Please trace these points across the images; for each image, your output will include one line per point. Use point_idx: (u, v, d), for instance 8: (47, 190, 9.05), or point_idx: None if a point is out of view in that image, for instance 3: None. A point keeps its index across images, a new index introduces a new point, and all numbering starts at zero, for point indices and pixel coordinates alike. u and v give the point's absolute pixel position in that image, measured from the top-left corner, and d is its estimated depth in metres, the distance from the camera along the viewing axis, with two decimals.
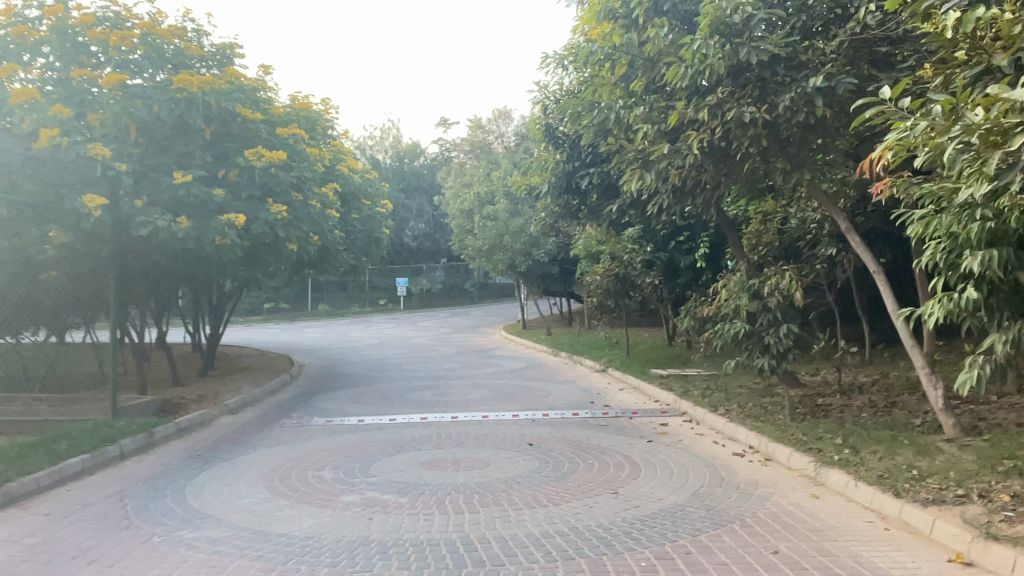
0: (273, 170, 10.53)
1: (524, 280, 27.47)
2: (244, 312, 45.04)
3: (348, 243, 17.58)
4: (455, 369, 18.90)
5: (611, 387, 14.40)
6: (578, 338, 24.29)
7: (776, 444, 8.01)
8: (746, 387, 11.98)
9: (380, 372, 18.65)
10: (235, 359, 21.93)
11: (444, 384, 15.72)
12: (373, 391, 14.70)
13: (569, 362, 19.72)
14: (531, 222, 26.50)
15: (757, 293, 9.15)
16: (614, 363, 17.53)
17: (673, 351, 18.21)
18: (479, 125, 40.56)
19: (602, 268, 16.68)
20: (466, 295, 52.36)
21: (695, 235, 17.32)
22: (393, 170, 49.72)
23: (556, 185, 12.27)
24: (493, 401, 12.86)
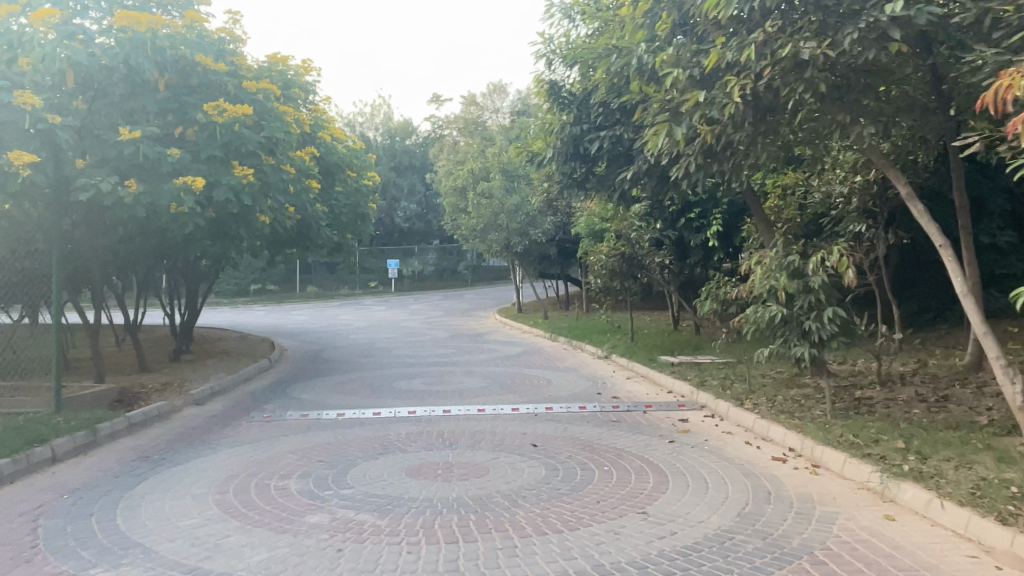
0: (239, 128, 9.17)
1: (520, 261, 26.20)
2: (230, 293, 43.69)
3: (332, 219, 16.25)
4: (447, 355, 17.68)
5: (618, 376, 13.20)
6: (576, 322, 23.13)
7: (825, 447, 6.83)
8: (771, 377, 10.79)
9: (367, 357, 17.40)
10: (214, 343, 20.68)
11: (435, 371, 14.53)
12: (358, 378, 13.48)
13: (569, 348, 18.52)
14: (528, 200, 25.19)
15: (799, 271, 7.91)
16: (617, 349, 16.35)
17: (680, 336, 17.05)
18: (473, 101, 39.03)
19: (607, 246, 15.46)
20: (459, 277, 51.06)
21: (707, 212, 16.09)
22: (384, 148, 48.18)
23: (561, 151, 10.98)
24: (490, 391, 11.64)
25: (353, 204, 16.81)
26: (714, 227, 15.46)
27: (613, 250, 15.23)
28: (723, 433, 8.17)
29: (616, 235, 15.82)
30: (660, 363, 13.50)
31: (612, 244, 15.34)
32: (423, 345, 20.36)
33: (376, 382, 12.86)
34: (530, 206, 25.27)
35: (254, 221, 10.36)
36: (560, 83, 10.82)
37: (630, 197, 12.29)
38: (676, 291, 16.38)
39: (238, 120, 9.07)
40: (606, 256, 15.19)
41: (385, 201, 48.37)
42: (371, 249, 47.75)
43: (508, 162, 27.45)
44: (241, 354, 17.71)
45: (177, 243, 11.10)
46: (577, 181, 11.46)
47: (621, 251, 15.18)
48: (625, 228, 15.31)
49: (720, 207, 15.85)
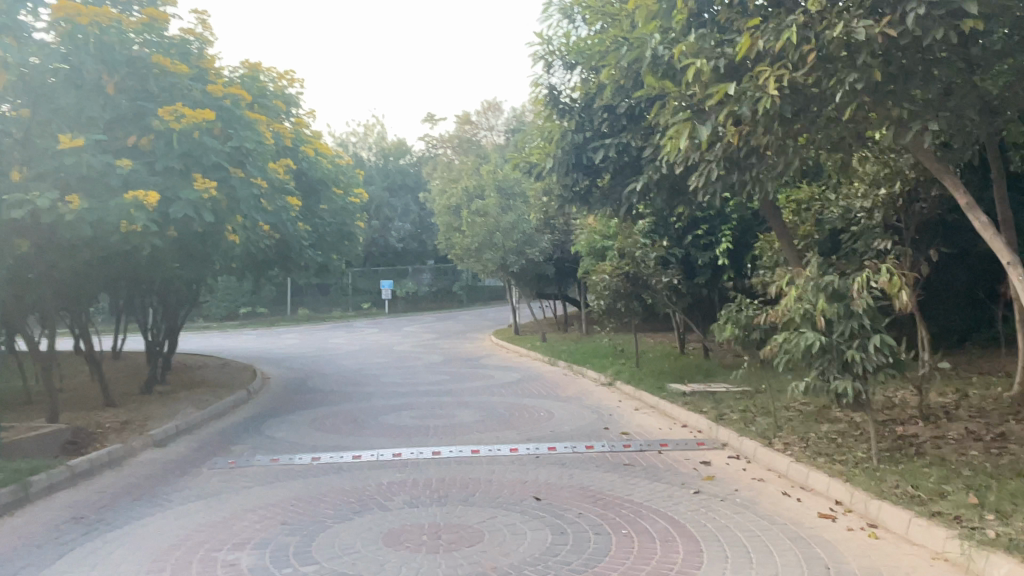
0: (200, 135, 8.20)
1: (517, 282, 25.19)
2: (220, 317, 42.57)
3: (315, 238, 15.23)
4: (440, 383, 16.61)
5: (625, 407, 12.14)
6: (576, 345, 22.08)
7: (881, 503, 5.79)
8: (798, 410, 9.74)
9: (354, 386, 16.31)
10: (195, 371, 19.60)
11: (426, 402, 13.46)
12: (342, 411, 12.40)
13: (570, 374, 17.46)
14: (525, 218, 24.24)
15: (839, 294, 6.93)
16: (622, 375, 15.31)
17: (689, 361, 16.00)
18: (468, 119, 38.22)
19: (610, 266, 14.37)
20: (454, 298, 49.98)
21: (716, 228, 15.15)
22: (378, 167, 47.33)
23: (562, 162, 10.02)
24: (486, 426, 10.56)
25: (339, 222, 15.80)
26: (723, 244, 14.51)
27: (616, 269, 14.24)
28: (754, 480, 7.12)
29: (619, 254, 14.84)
30: (671, 391, 12.46)
31: (615, 263, 14.36)
32: (415, 371, 19.30)
33: (361, 415, 11.79)
34: (526, 224, 24.31)
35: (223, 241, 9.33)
36: (559, 88, 9.89)
37: (638, 212, 11.32)
38: (683, 312, 15.38)
39: (198, 126, 8.12)
40: (609, 275, 14.21)
41: (378, 221, 47.41)
42: (364, 270, 46.71)
43: (504, 179, 26.53)
44: (221, 383, 16.63)
45: (140, 265, 10.08)
46: (580, 195, 10.49)
47: (625, 270, 14.19)
48: (629, 246, 14.34)
49: (729, 222, 14.93)
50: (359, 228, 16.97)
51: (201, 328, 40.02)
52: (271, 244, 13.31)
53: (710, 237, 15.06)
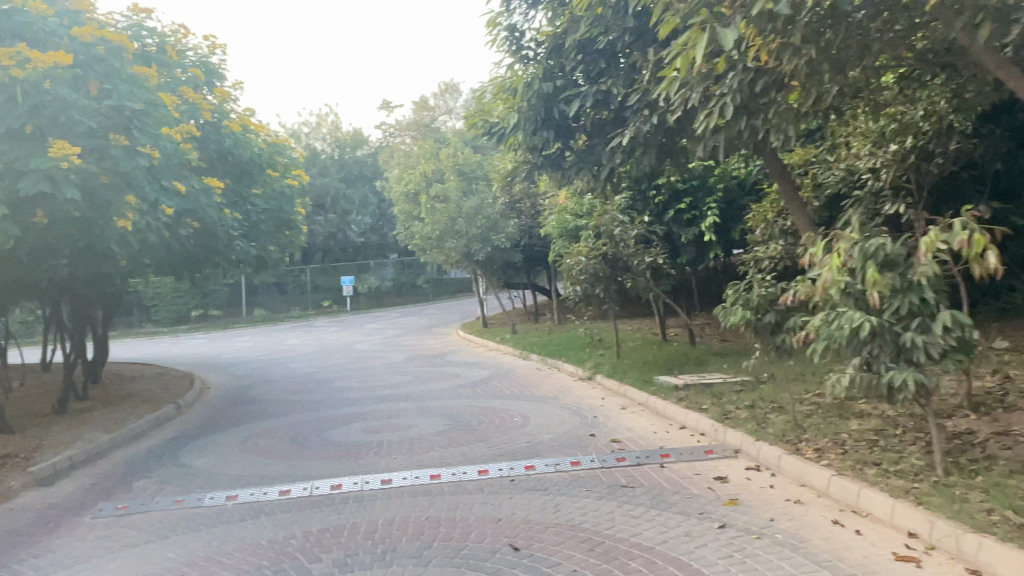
0: (52, 85, 6.47)
1: (482, 271, 23.47)
2: (170, 322, 40.15)
3: (247, 227, 13.33)
4: (401, 384, 14.89)
5: (611, 406, 10.57)
6: (549, 337, 20.50)
7: (980, 537, 4.32)
8: (817, 406, 8.30)
9: (303, 394, 14.46)
10: (128, 383, 17.58)
11: (382, 409, 11.75)
12: (283, 427, 10.59)
13: (545, 368, 15.82)
14: (488, 202, 22.49)
15: (892, 262, 5.43)
16: (602, 368, 13.74)
17: (674, 349, 14.50)
18: (425, 104, 36.14)
19: (585, 247, 12.74)
20: (419, 292, 48.04)
21: (700, 201, 13.61)
22: (332, 158, 44.99)
23: (529, 116, 8.43)
24: (450, 438, 8.89)
25: (275, 208, 13.90)
26: (710, 218, 13.00)
27: (592, 252, 12.60)
28: (790, 504, 5.60)
29: (594, 234, 13.28)
30: (660, 385, 10.93)
31: (589, 244, 12.75)
32: (375, 373, 17.50)
33: (302, 431, 10.00)
34: (490, 208, 22.57)
35: (110, 231, 7.55)
36: (522, 28, 8.33)
37: (617, 181, 9.73)
38: (667, 295, 13.87)
39: (50, 74, 6.45)
40: (585, 258, 12.55)
41: (336, 214, 45.18)
42: (323, 267, 44.50)
43: (465, 162, 24.72)
44: (149, 397, 14.63)
45: (13, 263, 8.14)
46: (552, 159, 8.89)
47: (602, 251, 12.57)
48: (605, 224, 12.74)
49: (714, 195, 13.42)
50: (300, 214, 15.07)
51: (149, 334, 37.65)
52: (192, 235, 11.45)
53: (694, 211, 13.51)
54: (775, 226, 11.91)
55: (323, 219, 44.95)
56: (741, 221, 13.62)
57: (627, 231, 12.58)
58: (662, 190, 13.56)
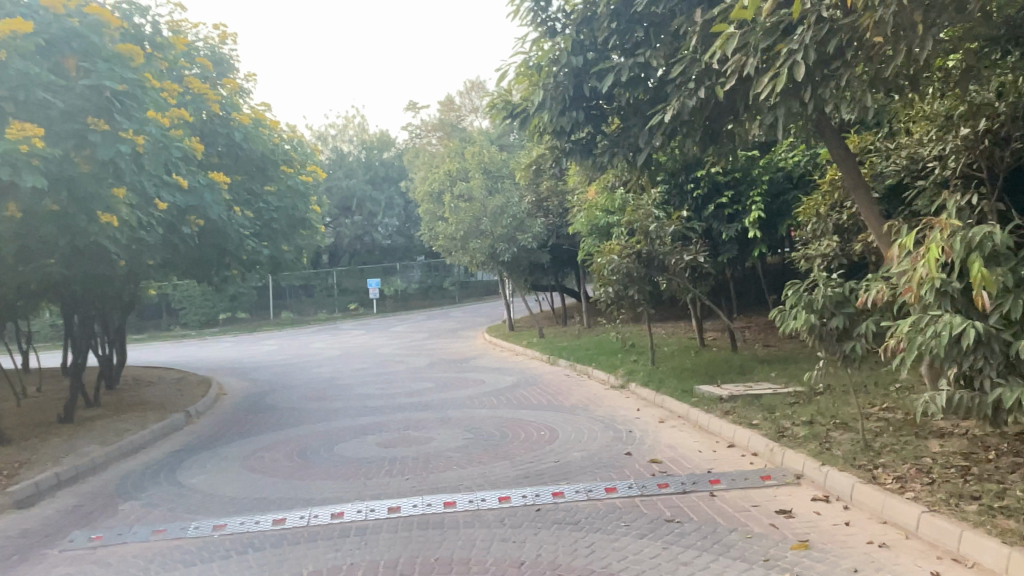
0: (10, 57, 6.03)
1: (509, 273, 22.61)
2: (198, 325, 40.13)
3: (259, 226, 12.64)
4: (422, 391, 14.10)
5: (648, 419, 9.62)
6: (579, 341, 19.57)
7: None
8: (888, 425, 7.26)
9: (320, 401, 13.74)
10: (144, 388, 17.10)
11: (400, 420, 10.96)
12: (292, 440, 9.83)
13: (575, 375, 14.89)
14: (514, 201, 21.63)
15: (1000, 255, 4.46)
16: (636, 376, 12.79)
17: (715, 356, 13.46)
18: (450, 103, 35.31)
19: (618, 245, 11.79)
20: (446, 295, 47.37)
21: (743, 194, 12.59)
22: (358, 160, 44.48)
23: (555, 93, 7.75)
24: (469, 456, 8.03)
25: (288, 206, 13.20)
26: (754, 213, 11.98)
27: (626, 250, 11.66)
28: (874, 549, 4.62)
29: (628, 231, 12.36)
30: (702, 396, 9.94)
31: (622, 241, 11.81)
32: (396, 378, 16.74)
33: (311, 445, 9.23)
34: (516, 207, 21.70)
35: (91, 227, 7.09)
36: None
37: (656, 170, 8.84)
38: (706, 297, 12.87)
39: (8, 45, 6.00)
40: (617, 257, 11.58)
41: (362, 216, 44.68)
42: (349, 269, 44.06)
43: (491, 160, 23.88)
44: (161, 403, 14.05)
45: None
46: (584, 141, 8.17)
47: (635, 249, 11.60)
48: (639, 219, 11.79)
49: (759, 188, 12.39)
50: (315, 211, 14.37)
51: (176, 337, 37.57)
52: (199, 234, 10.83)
53: (736, 206, 12.50)
54: (829, 222, 10.85)
55: (350, 221, 44.52)
56: (788, 216, 12.57)
57: (663, 227, 11.61)
58: (701, 182, 12.58)
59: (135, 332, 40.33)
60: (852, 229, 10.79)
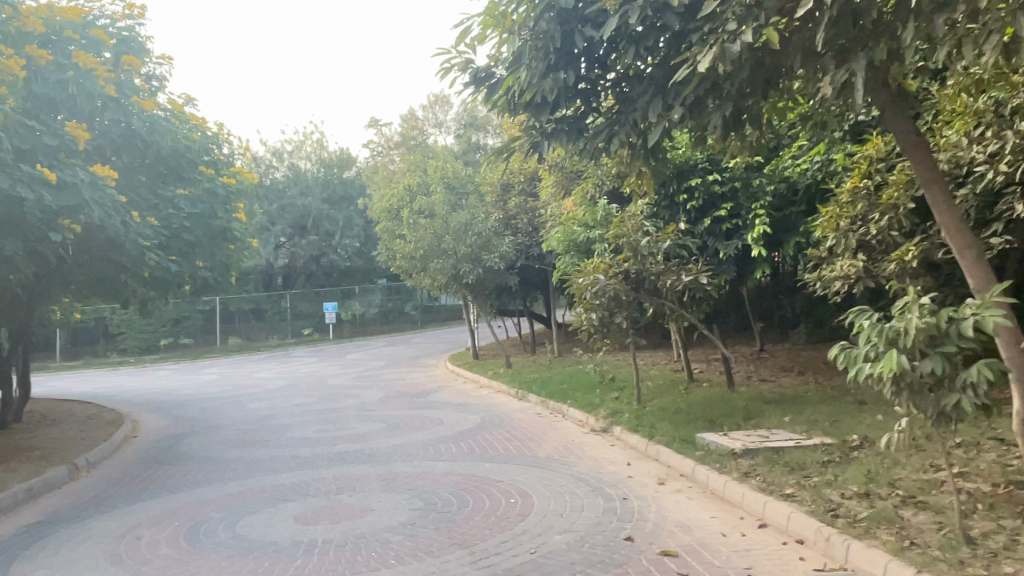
0: None
1: (472, 297, 20.58)
2: (138, 351, 37.18)
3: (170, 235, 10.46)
4: (368, 434, 11.93)
5: (645, 479, 7.66)
6: (549, 372, 17.68)
7: None
8: (977, 502, 5.42)
9: (244, 447, 11.46)
10: (44, 428, 14.57)
11: (337, 476, 8.86)
12: (190, 509, 7.63)
13: (548, 415, 12.87)
14: (479, 218, 19.73)
15: None
16: (621, 418, 10.84)
17: (711, 394, 11.60)
18: (411, 116, 32.99)
19: (603, 263, 9.95)
20: (407, 319, 45.03)
21: (743, 206, 10.91)
22: (315, 177, 42.12)
23: (536, 45, 6.41)
24: (414, 541, 5.94)
25: (205, 214, 11.10)
26: (759, 228, 10.30)
27: (611, 270, 9.83)
28: None
29: (612, 248, 10.56)
30: (710, 450, 8.02)
31: (606, 260, 9.97)
32: (342, 417, 14.52)
33: (210, 521, 7.05)
34: (481, 224, 19.73)
35: None
36: None
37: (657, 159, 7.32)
38: (702, 325, 11.07)
39: None
40: (603, 277, 9.73)
41: (318, 236, 42.18)
42: (304, 292, 41.48)
43: (455, 174, 21.94)
44: (52, 450, 11.63)
45: None
46: (573, 115, 6.84)
47: (623, 268, 9.81)
48: (627, 232, 9.93)
49: (762, 199, 10.75)
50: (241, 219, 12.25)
51: (112, 365, 34.54)
52: (84, 240, 8.76)
53: (735, 219, 10.81)
54: (851, 238, 9.15)
55: (305, 241, 42.00)
56: (795, 232, 10.91)
57: (654, 243, 9.80)
58: (695, 192, 10.90)
59: (68, 359, 37.14)
60: (880, 247, 9.12)
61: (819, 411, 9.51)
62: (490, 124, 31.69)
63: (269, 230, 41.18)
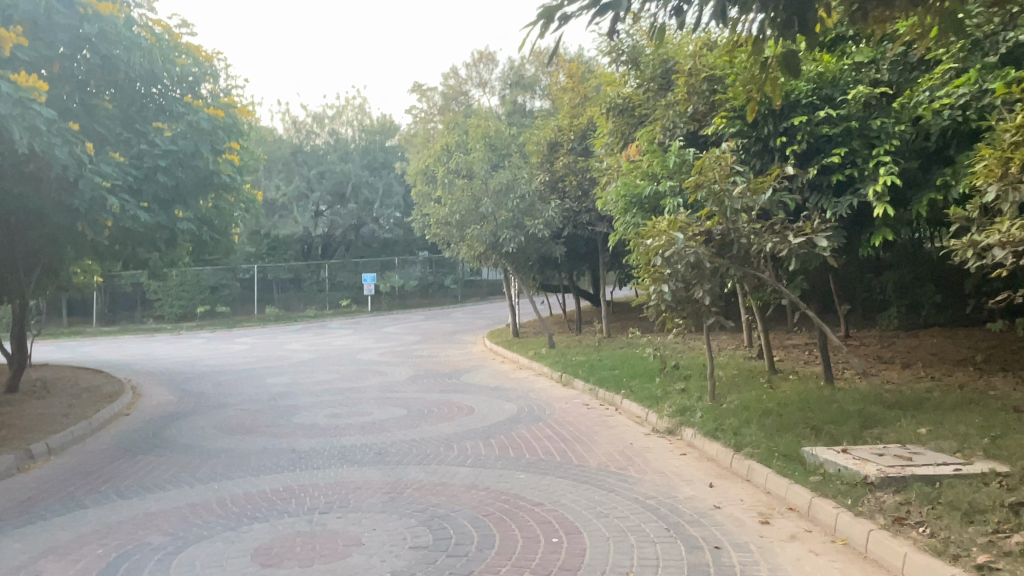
0: None
1: (514, 269, 18.59)
2: (174, 319, 36.30)
3: (138, 178, 8.51)
4: (384, 424, 10.00)
5: (745, 519, 5.51)
6: (599, 355, 15.54)
7: None
8: None
9: (238, 434, 9.65)
10: (32, 400, 13.13)
11: (330, 484, 6.94)
12: (133, 524, 5.85)
13: (600, 409, 10.73)
14: (523, 179, 17.55)
15: None
16: (693, 417, 8.65)
17: (805, 391, 9.30)
18: (452, 73, 30.66)
19: (680, 220, 7.47)
20: (448, 293, 43.21)
21: (860, 154, 8.51)
22: (354, 142, 40.28)
23: None
24: None
25: None
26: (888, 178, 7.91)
27: (690, 229, 7.41)
28: None
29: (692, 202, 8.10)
30: (833, 478, 5.83)
31: (684, 217, 7.53)
32: (360, 399, 12.64)
33: (143, 551, 5.23)
34: (525, 186, 17.56)
35: None
36: None
37: None
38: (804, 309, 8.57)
39: None
40: (682, 237, 7.25)
41: (357, 205, 40.28)
42: (341, 262, 39.93)
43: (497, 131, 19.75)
44: (20, 427, 10.03)
45: None
46: None
47: (706, 228, 7.47)
48: (711, 180, 7.54)
49: (887, 144, 8.36)
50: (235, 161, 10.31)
51: (146, 332, 33.62)
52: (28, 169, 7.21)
53: (849, 170, 8.45)
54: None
55: (344, 209, 40.27)
56: (928, 188, 8.52)
57: (748, 194, 7.43)
58: (798, 134, 8.56)
59: (105, 324, 36.43)
60: None
61: (965, 422, 7.18)
62: (540, 84, 29.23)
63: (306, 197, 39.19)
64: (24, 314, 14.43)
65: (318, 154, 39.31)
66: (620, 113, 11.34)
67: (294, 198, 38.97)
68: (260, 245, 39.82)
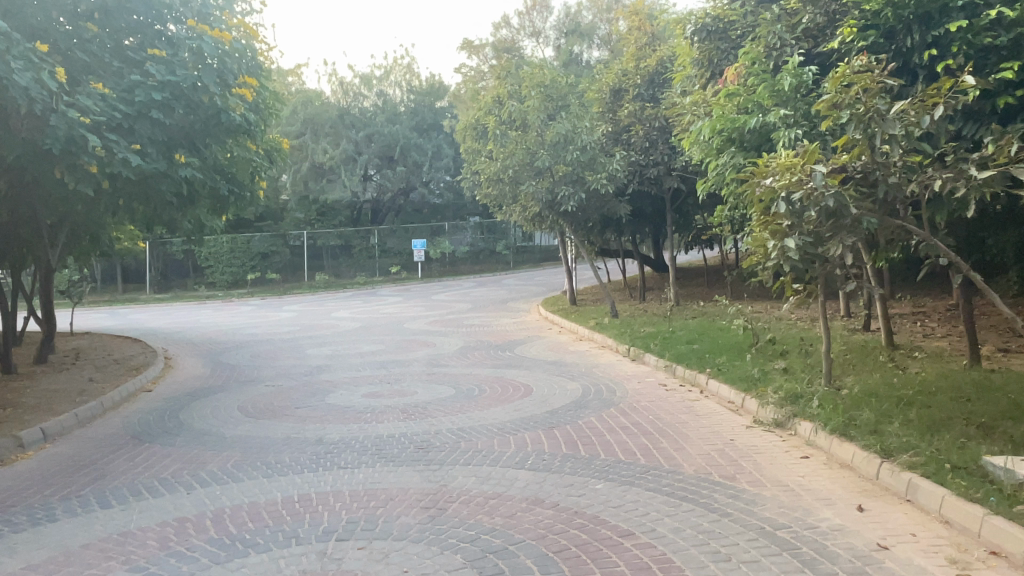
0: None
1: (572, 230, 17.02)
2: (225, 286, 35.83)
3: (127, 114, 7.17)
4: (428, 409, 8.51)
5: (932, 572, 3.83)
6: (671, 325, 13.77)
7: None
8: None
9: (260, 418, 8.34)
10: (55, 373, 12.17)
11: (356, 493, 5.49)
12: (98, 552, 4.51)
13: (682, 391, 9.00)
14: (583, 129, 15.71)
15: None
16: (809, 407, 6.91)
17: (948, 374, 7.44)
18: (502, 23, 28.64)
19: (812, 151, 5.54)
20: (500, 260, 41.50)
21: None
22: (401, 103, 38.68)
23: None
24: None
25: None
26: None
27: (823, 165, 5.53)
28: None
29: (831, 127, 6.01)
30: None
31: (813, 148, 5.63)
32: (403, 376, 11.21)
33: None
34: (586, 136, 15.71)
35: None
36: None
37: None
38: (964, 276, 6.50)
39: None
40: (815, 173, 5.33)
41: (406, 167, 38.63)
42: (391, 227, 38.65)
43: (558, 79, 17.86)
44: (26, 407, 8.94)
45: None
46: None
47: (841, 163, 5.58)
48: (853, 99, 5.59)
49: None
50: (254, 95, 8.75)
51: (197, 299, 33.16)
52: None
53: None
54: None
55: (393, 172, 38.87)
56: None
57: (913, 114, 5.36)
58: (953, 45, 6.59)
59: (158, 292, 36.21)
60: None
61: None
62: (597, 32, 27.43)
63: (355, 160, 37.43)
64: (50, 282, 13.48)
65: (366, 116, 37.83)
66: (709, 37, 9.60)
67: (342, 160, 37.16)
68: (309, 211, 38.90)
